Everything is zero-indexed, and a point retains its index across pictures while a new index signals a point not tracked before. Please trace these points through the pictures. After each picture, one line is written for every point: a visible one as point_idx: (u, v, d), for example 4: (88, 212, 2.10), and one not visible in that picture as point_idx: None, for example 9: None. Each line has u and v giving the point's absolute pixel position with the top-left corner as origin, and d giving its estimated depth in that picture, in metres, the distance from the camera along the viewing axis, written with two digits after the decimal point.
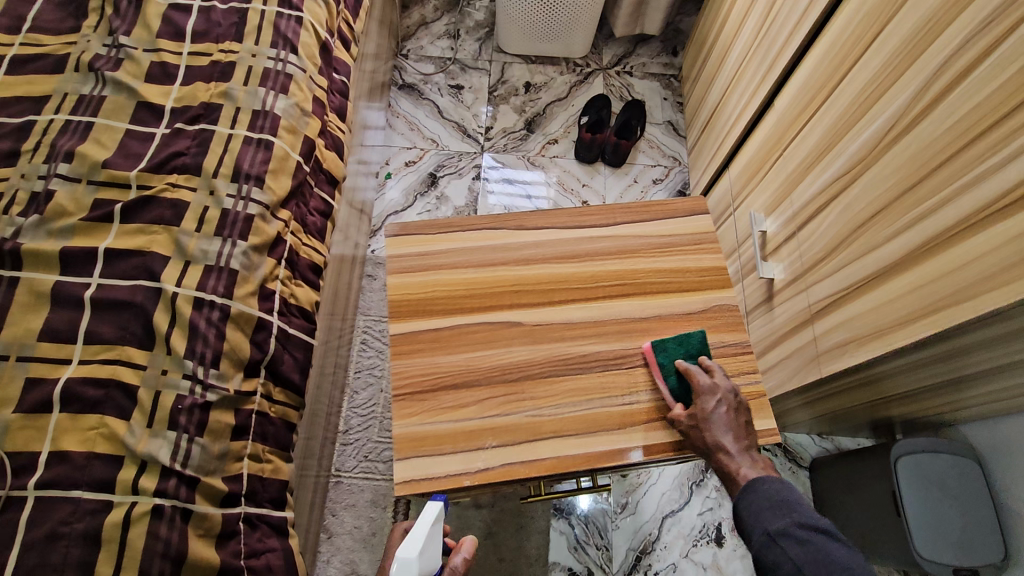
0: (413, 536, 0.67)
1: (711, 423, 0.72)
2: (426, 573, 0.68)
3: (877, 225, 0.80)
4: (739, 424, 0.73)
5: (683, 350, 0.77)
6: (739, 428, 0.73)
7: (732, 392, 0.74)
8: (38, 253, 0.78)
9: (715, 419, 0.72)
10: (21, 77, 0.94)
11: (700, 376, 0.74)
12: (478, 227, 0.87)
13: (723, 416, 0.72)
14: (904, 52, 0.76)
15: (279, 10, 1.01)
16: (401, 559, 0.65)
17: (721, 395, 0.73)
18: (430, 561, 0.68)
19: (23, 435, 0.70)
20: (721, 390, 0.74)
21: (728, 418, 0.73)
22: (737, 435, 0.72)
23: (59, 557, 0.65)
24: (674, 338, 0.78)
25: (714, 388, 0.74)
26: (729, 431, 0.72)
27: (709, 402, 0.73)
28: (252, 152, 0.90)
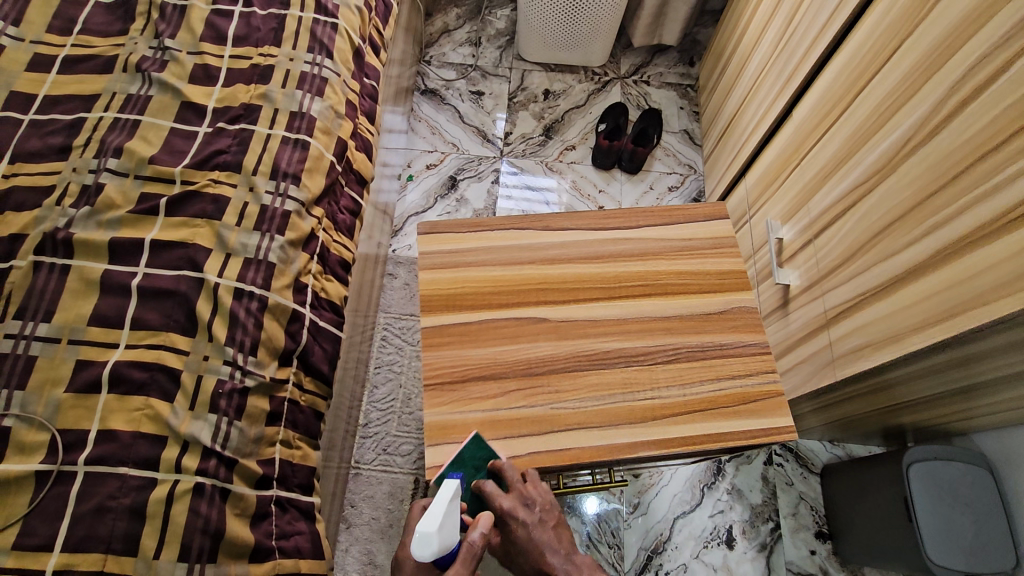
0: (432, 511, 0.66)
1: (529, 547, 0.70)
2: (445, 548, 0.65)
3: (894, 233, 0.83)
4: (554, 536, 0.71)
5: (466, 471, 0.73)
6: (555, 539, 0.71)
7: (532, 506, 0.71)
8: (88, 242, 0.82)
9: (530, 542, 0.70)
10: (73, 76, 0.99)
11: (500, 500, 0.70)
12: (506, 227, 0.91)
13: (536, 535, 0.70)
14: (924, 66, 0.79)
15: (316, 16, 1.05)
16: (420, 532, 0.65)
17: (525, 516, 0.70)
18: (452, 534, 0.66)
19: (74, 413, 0.74)
20: (522, 512, 0.70)
21: (542, 534, 0.70)
22: (555, 548, 0.70)
23: (106, 530, 0.69)
24: (456, 462, 0.71)
25: (514, 511, 0.70)
26: (548, 549, 0.70)
27: (518, 527, 0.70)
28: (290, 151, 0.94)
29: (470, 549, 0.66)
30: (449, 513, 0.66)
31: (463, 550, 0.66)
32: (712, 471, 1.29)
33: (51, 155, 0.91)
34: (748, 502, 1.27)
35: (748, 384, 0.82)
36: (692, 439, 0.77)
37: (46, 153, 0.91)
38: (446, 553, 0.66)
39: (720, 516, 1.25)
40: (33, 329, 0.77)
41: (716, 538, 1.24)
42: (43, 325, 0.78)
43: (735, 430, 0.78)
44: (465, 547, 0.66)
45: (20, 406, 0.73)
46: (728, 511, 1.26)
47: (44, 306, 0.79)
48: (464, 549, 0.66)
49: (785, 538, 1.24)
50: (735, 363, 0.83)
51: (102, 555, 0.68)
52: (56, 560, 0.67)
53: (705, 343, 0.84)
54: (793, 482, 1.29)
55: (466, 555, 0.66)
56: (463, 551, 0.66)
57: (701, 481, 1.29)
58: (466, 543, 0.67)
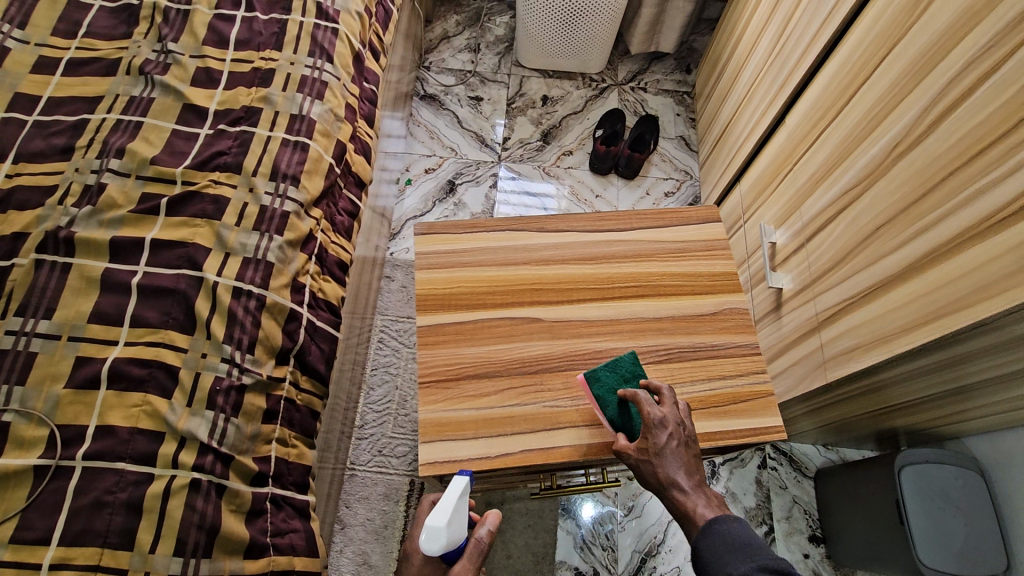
0: (441, 507, 0.69)
1: (664, 459, 0.70)
2: (453, 542, 0.69)
3: (884, 236, 0.84)
4: (691, 459, 0.71)
5: (616, 376, 0.76)
6: (692, 464, 0.71)
7: (680, 425, 0.72)
8: (89, 241, 0.83)
9: (667, 455, 0.70)
10: (77, 78, 1.00)
11: (653, 408, 0.72)
12: (502, 228, 0.92)
13: (675, 450, 0.71)
14: (912, 73, 0.80)
15: (317, 21, 1.07)
16: (430, 526, 0.68)
17: (672, 429, 0.71)
18: (460, 530, 0.70)
19: (72, 409, 0.74)
20: (670, 424, 0.71)
21: (680, 454, 0.71)
22: (690, 471, 0.70)
23: (104, 524, 0.70)
24: (605, 366, 0.77)
25: (663, 422, 0.71)
26: (683, 468, 0.70)
27: (662, 436, 0.71)
28: (290, 153, 0.95)
29: (476, 546, 0.71)
30: (456, 510, 0.69)
31: (469, 546, 0.71)
32: (707, 474, 1.30)
33: (54, 155, 0.92)
34: (742, 505, 1.28)
35: (739, 384, 0.83)
36: None
37: (49, 154, 0.92)
38: (454, 548, 0.70)
39: None
40: (34, 326, 0.78)
41: None
42: (43, 322, 0.79)
43: (726, 430, 0.79)
44: (471, 543, 0.71)
45: (19, 401, 0.74)
46: None
47: (45, 303, 0.80)
48: (471, 545, 0.71)
49: (779, 541, 1.24)
50: (727, 363, 0.84)
51: (99, 549, 0.69)
52: (53, 554, 0.68)
53: (698, 343, 0.85)
54: (786, 486, 1.30)
55: (471, 551, 0.70)
56: (469, 547, 0.71)
57: None
58: (473, 539, 0.71)
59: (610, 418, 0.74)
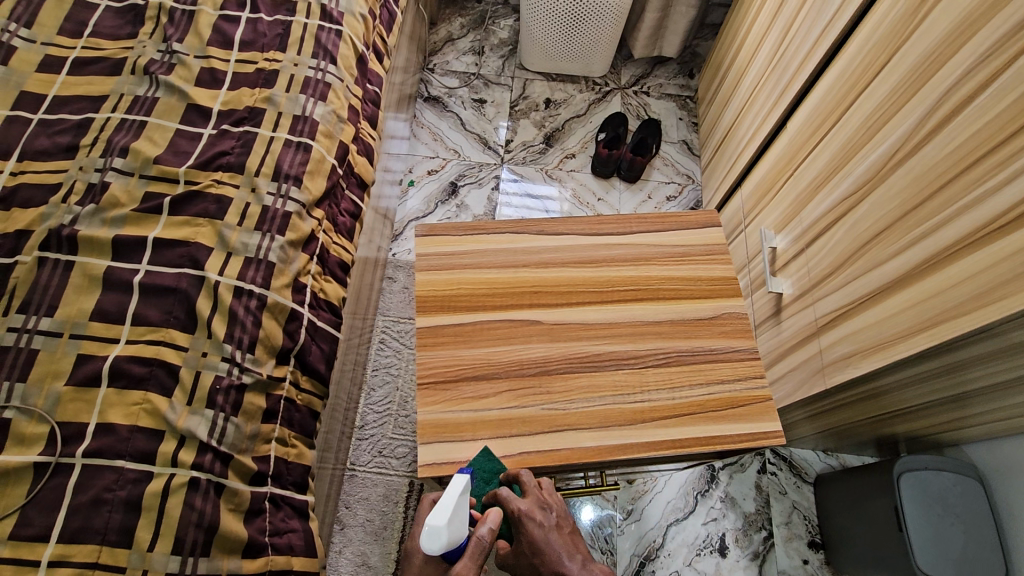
0: (442, 505, 0.66)
1: (546, 550, 0.70)
2: (454, 542, 0.66)
3: (883, 242, 0.84)
4: (568, 541, 0.71)
5: (477, 485, 0.74)
6: (571, 546, 0.71)
7: (549, 510, 0.72)
8: (92, 239, 0.84)
9: (547, 546, 0.70)
10: (82, 78, 1.01)
11: (518, 502, 0.70)
12: (503, 230, 0.92)
13: (553, 539, 0.70)
14: (912, 80, 0.81)
15: (321, 23, 1.08)
16: (431, 525, 0.65)
17: (541, 519, 0.71)
18: (460, 528, 0.67)
19: (73, 406, 0.75)
20: (538, 514, 0.71)
21: (557, 539, 0.71)
22: (571, 553, 0.70)
23: (102, 522, 0.70)
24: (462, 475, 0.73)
25: (531, 515, 0.70)
26: (564, 553, 0.70)
27: (534, 530, 0.70)
28: (292, 154, 0.96)
29: (478, 544, 0.67)
30: (458, 508, 0.67)
31: (471, 544, 0.67)
32: (706, 477, 1.30)
33: (58, 153, 0.93)
34: (741, 509, 1.27)
35: (739, 388, 0.83)
36: (681, 442, 0.78)
37: (54, 152, 0.93)
38: (454, 547, 0.67)
39: (713, 524, 1.26)
40: (36, 323, 0.79)
41: (709, 546, 1.24)
42: (45, 319, 0.79)
43: (725, 434, 0.79)
44: (473, 542, 0.68)
45: (21, 398, 0.75)
46: (722, 518, 1.26)
47: (47, 300, 0.80)
48: (473, 544, 0.67)
49: (778, 546, 1.24)
50: (726, 367, 0.84)
51: (97, 546, 0.69)
52: (51, 551, 0.68)
53: (697, 347, 0.85)
54: (787, 491, 1.30)
55: (473, 550, 0.67)
56: (471, 545, 0.67)
57: (694, 488, 1.29)
58: (475, 538, 0.68)
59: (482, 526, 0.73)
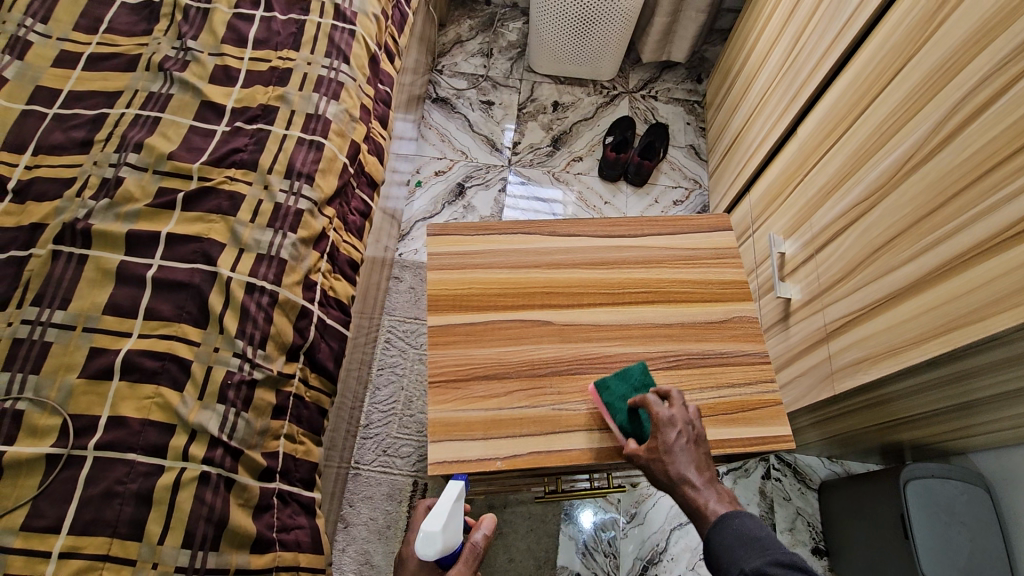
0: (437, 512, 0.71)
1: (675, 456, 0.69)
2: (448, 547, 0.71)
3: (894, 248, 0.84)
4: (702, 457, 0.70)
5: (629, 385, 0.77)
6: (703, 460, 0.70)
7: (690, 422, 0.72)
8: (106, 233, 0.84)
9: (678, 452, 0.70)
10: (97, 73, 1.01)
11: (661, 407, 0.72)
12: (515, 231, 0.93)
13: (685, 447, 0.70)
14: (925, 87, 0.81)
15: (335, 22, 1.08)
16: (425, 531, 0.70)
17: (682, 428, 0.71)
18: (455, 534, 0.72)
19: (85, 399, 0.75)
20: (679, 423, 0.71)
21: (691, 449, 0.70)
22: (701, 467, 0.69)
23: (113, 514, 0.70)
24: (615, 375, 0.78)
25: (673, 420, 0.71)
26: (694, 464, 0.69)
27: (670, 435, 0.70)
28: (305, 152, 0.96)
29: (472, 550, 0.73)
30: (452, 514, 0.71)
31: (465, 550, 0.72)
32: None
33: (73, 148, 0.94)
34: None
35: (748, 392, 0.83)
36: None
37: (69, 147, 0.94)
38: (449, 553, 0.72)
39: None
40: (49, 316, 0.79)
41: None
42: (58, 312, 0.79)
43: (734, 438, 0.79)
44: (467, 547, 0.73)
45: (33, 390, 0.75)
46: None
47: (61, 293, 0.81)
48: (467, 550, 0.73)
49: None
50: (735, 371, 0.84)
51: (108, 538, 0.70)
52: (62, 542, 0.68)
53: (707, 350, 0.86)
54: (790, 497, 1.30)
55: (467, 555, 0.72)
56: (466, 551, 0.73)
57: None
58: (469, 544, 0.73)
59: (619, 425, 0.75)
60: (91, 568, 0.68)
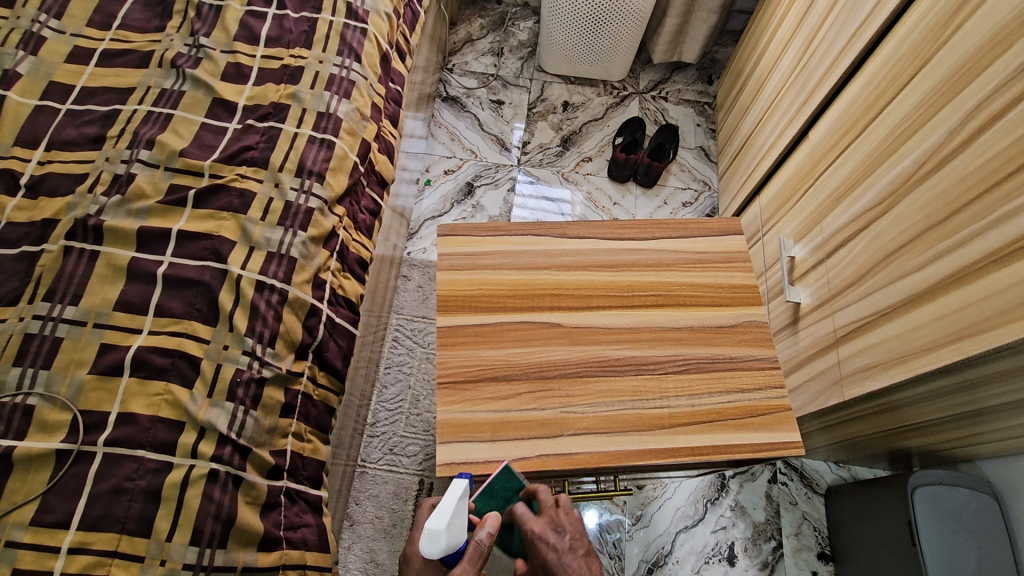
0: (440, 510, 0.68)
1: (560, 570, 0.66)
2: (453, 546, 0.67)
3: (907, 255, 0.83)
4: (586, 562, 0.68)
5: (500, 499, 0.74)
6: (586, 566, 0.67)
7: (564, 531, 0.70)
8: (117, 230, 0.85)
9: (561, 566, 0.67)
10: (110, 69, 1.02)
11: (532, 522, 0.70)
12: (525, 232, 0.92)
13: (567, 557, 0.67)
14: (940, 92, 0.80)
15: (346, 21, 1.08)
16: (430, 529, 0.67)
17: (554, 539, 0.69)
18: (460, 533, 0.68)
19: (95, 394, 0.75)
20: (552, 535, 0.69)
21: (572, 559, 0.68)
22: (587, 574, 0.66)
23: (122, 510, 0.71)
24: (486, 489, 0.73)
25: (544, 534, 0.69)
26: (580, 573, 0.66)
27: (545, 549, 0.68)
28: (315, 150, 0.96)
29: (477, 549, 0.67)
30: (456, 511, 0.68)
31: (469, 548, 0.67)
32: (716, 486, 1.29)
33: (85, 144, 0.94)
34: (751, 519, 1.27)
35: (759, 397, 0.82)
36: (700, 450, 0.78)
37: (81, 143, 0.94)
38: (453, 552, 0.68)
39: (722, 533, 1.25)
40: (60, 311, 0.79)
41: (718, 554, 1.23)
42: (70, 308, 0.80)
43: (743, 443, 0.79)
44: (472, 546, 0.67)
45: (44, 385, 0.75)
46: (731, 527, 1.26)
47: (72, 289, 0.81)
48: (471, 549, 0.67)
49: (787, 558, 1.23)
50: (746, 376, 0.84)
51: (116, 535, 0.70)
52: (71, 537, 0.69)
53: (718, 354, 0.85)
54: (797, 502, 1.29)
55: (472, 553, 0.67)
56: (470, 550, 0.67)
57: (705, 496, 1.28)
58: (473, 542, 0.68)
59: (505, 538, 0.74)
60: (99, 564, 0.69)
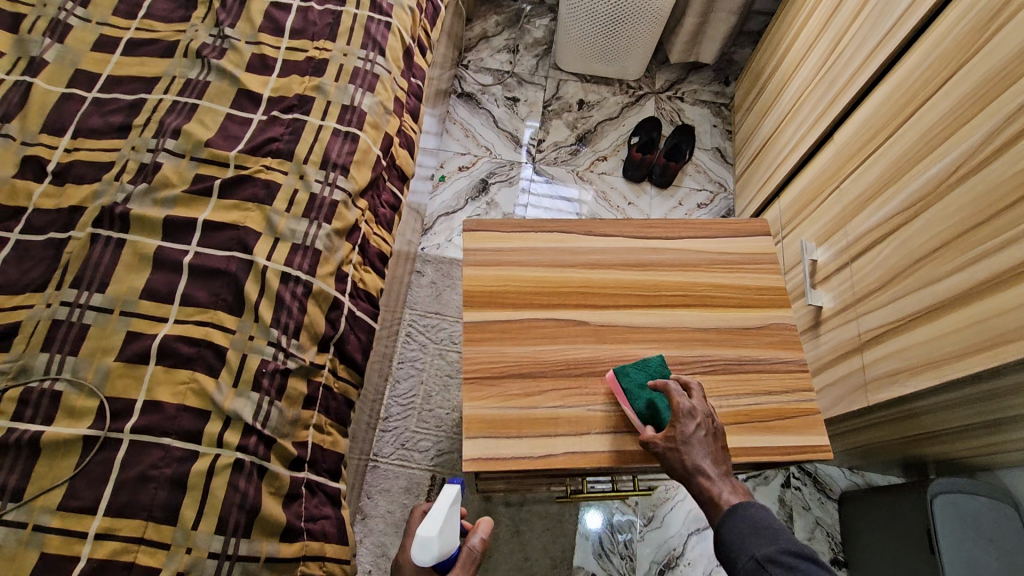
0: (433, 517, 0.72)
1: (690, 446, 0.70)
2: (445, 553, 0.72)
3: (938, 260, 0.83)
4: (719, 450, 0.70)
5: (646, 374, 0.78)
6: (719, 454, 0.70)
7: (709, 418, 0.73)
8: (144, 218, 0.85)
9: (694, 443, 0.70)
10: (135, 58, 1.02)
11: (681, 399, 0.73)
12: (551, 229, 0.92)
13: (701, 439, 0.70)
14: (976, 97, 0.79)
15: (371, 14, 1.08)
16: (420, 538, 0.71)
17: (700, 420, 0.72)
18: (451, 539, 0.73)
19: (122, 382, 0.76)
20: (699, 415, 0.72)
21: (708, 442, 0.70)
22: (716, 460, 0.69)
23: (149, 497, 0.71)
24: (633, 364, 0.79)
25: (692, 411, 0.72)
26: (710, 457, 0.69)
27: (687, 423, 0.71)
28: (340, 143, 0.96)
29: (469, 555, 0.74)
30: (448, 518, 0.72)
31: (462, 555, 0.74)
32: None
33: (112, 132, 0.94)
34: None
35: (784, 400, 0.82)
36: (726, 451, 0.78)
37: (107, 131, 0.94)
38: (446, 558, 0.72)
39: None
40: (87, 299, 0.80)
41: None
42: (96, 295, 0.80)
43: (768, 446, 0.79)
44: (464, 552, 0.74)
45: (72, 371, 0.76)
46: None
47: (99, 277, 0.81)
48: (463, 555, 0.74)
49: None
50: (770, 379, 0.84)
51: (143, 521, 0.70)
52: (99, 523, 0.69)
53: (743, 356, 0.85)
54: (810, 507, 1.29)
55: (464, 560, 0.73)
56: (462, 556, 0.74)
57: None
58: (466, 548, 0.75)
59: (637, 411, 0.75)
60: (125, 550, 0.69)
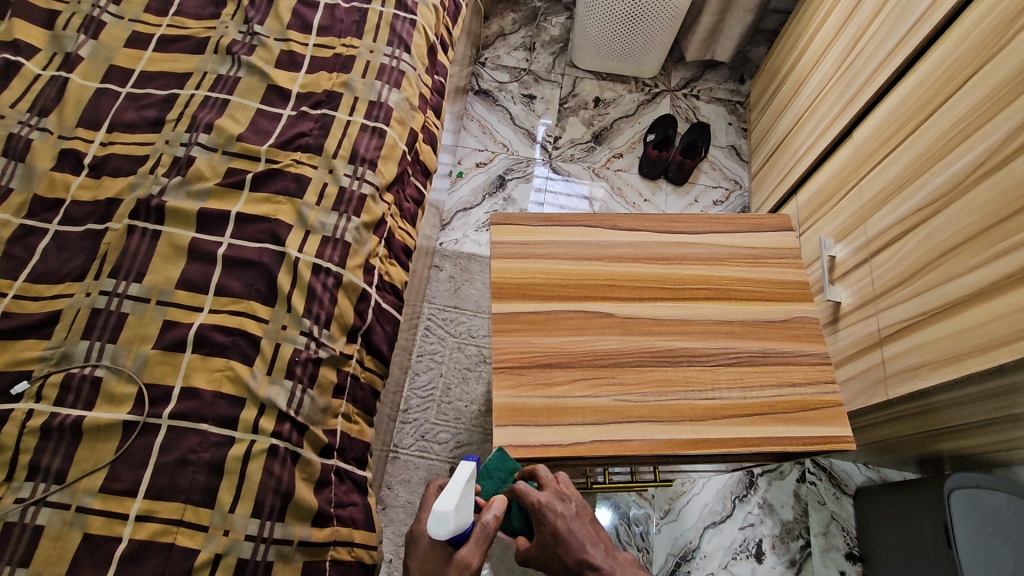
0: (448, 492, 0.68)
1: (569, 541, 0.67)
2: (462, 527, 0.68)
3: (960, 255, 0.83)
4: (591, 530, 0.70)
5: (495, 484, 0.74)
6: (593, 533, 0.69)
7: (567, 501, 0.71)
8: (179, 210, 0.87)
9: (570, 535, 0.68)
10: (167, 54, 1.04)
11: (537, 495, 0.68)
12: (577, 223, 0.94)
13: (577, 529, 0.68)
14: (1000, 94, 0.79)
15: (396, 12, 1.10)
16: (437, 511, 0.66)
17: (561, 509, 0.69)
18: (466, 513, 0.68)
19: (160, 368, 0.78)
20: (559, 506, 0.69)
21: (580, 527, 0.69)
22: (593, 541, 0.69)
23: (187, 481, 0.73)
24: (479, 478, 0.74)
25: (553, 506, 0.68)
26: (589, 541, 0.68)
27: (556, 521, 0.68)
28: (367, 138, 0.98)
29: (484, 530, 0.69)
30: (464, 493, 0.69)
31: (477, 530, 0.69)
32: (744, 483, 1.32)
33: (146, 127, 0.96)
34: (779, 517, 1.27)
35: (809, 392, 0.83)
36: (751, 441, 0.79)
37: (141, 125, 0.96)
38: (461, 533, 0.68)
39: (750, 529, 1.26)
40: (125, 288, 0.82)
41: (745, 550, 1.23)
42: (134, 285, 0.82)
43: (793, 436, 0.80)
44: (479, 528, 0.69)
45: (111, 358, 0.78)
46: (758, 524, 1.27)
47: (136, 267, 0.83)
48: (477, 530, 0.68)
49: (815, 557, 1.23)
50: (794, 370, 0.85)
51: (182, 504, 0.72)
52: (139, 505, 0.71)
53: (768, 349, 0.86)
54: (825, 502, 1.29)
55: (478, 535, 0.68)
56: (478, 530, 0.69)
57: (732, 493, 1.31)
58: (481, 524, 0.69)
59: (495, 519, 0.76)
60: (165, 532, 0.71)
